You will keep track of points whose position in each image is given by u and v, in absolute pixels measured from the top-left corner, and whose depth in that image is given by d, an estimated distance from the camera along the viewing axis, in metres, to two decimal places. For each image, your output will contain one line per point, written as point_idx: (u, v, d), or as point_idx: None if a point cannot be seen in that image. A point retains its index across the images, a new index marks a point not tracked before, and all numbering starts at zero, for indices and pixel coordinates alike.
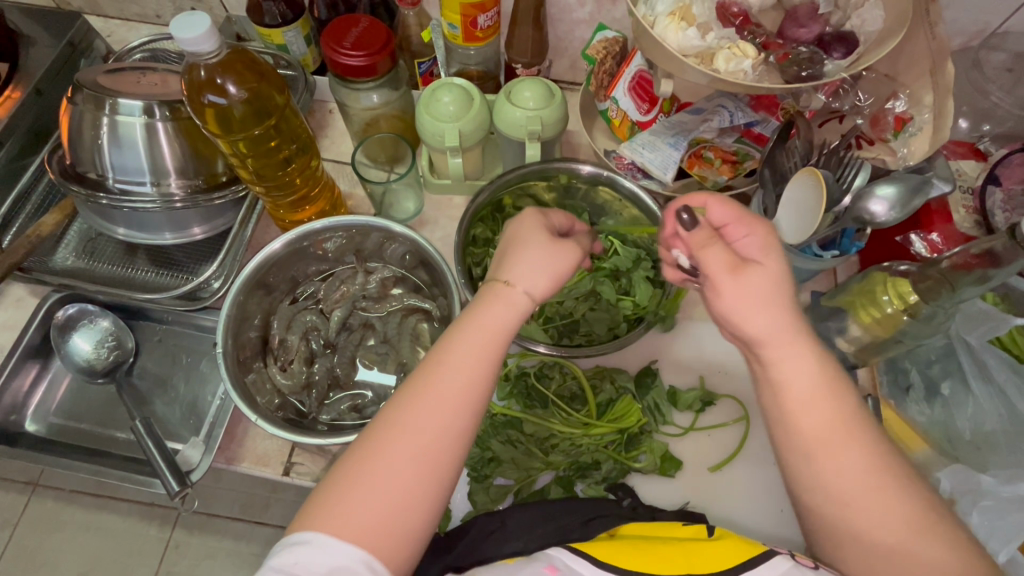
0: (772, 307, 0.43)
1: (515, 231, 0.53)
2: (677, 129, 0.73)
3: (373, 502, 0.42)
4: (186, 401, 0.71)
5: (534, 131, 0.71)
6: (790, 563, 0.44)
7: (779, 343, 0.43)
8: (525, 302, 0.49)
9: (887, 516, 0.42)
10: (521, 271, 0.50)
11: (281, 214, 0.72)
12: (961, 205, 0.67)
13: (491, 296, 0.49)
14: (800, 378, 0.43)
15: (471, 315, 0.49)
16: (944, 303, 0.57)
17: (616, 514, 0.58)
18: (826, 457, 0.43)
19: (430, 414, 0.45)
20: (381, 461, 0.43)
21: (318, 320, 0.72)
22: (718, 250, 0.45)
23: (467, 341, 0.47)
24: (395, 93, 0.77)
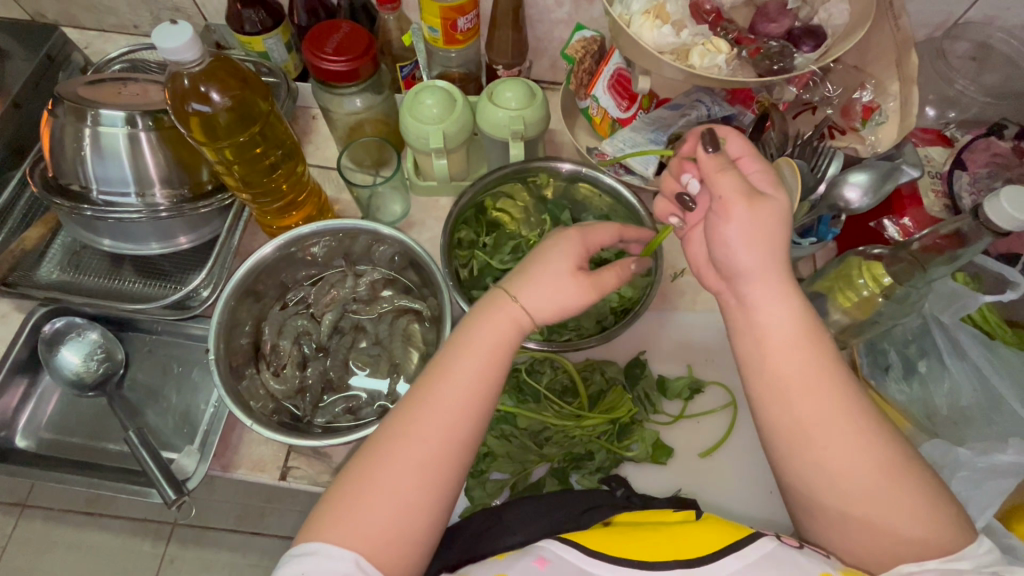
0: (769, 241, 0.47)
1: (544, 250, 0.54)
2: (657, 124, 0.75)
3: (383, 497, 0.45)
4: (179, 410, 0.70)
5: (517, 131, 0.73)
6: (775, 543, 0.46)
7: (766, 283, 0.47)
8: (525, 319, 0.51)
9: (860, 456, 0.45)
10: (532, 292, 0.51)
11: (269, 220, 0.72)
12: (930, 189, 0.70)
13: (497, 308, 0.51)
14: (782, 321, 0.47)
15: (479, 325, 0.51)
16: (917, 283, 0.59)
17: (610, 504, 0.59)
18: (802, 397, 0.46)
19: (437, 404, 0.48)
20: (388, 457, 0.47)
21: (309, 324, 0.72)
22: (733, 179, 0.47)
23: (472, 345, 0.50)
24: (378, 97, 0.78)
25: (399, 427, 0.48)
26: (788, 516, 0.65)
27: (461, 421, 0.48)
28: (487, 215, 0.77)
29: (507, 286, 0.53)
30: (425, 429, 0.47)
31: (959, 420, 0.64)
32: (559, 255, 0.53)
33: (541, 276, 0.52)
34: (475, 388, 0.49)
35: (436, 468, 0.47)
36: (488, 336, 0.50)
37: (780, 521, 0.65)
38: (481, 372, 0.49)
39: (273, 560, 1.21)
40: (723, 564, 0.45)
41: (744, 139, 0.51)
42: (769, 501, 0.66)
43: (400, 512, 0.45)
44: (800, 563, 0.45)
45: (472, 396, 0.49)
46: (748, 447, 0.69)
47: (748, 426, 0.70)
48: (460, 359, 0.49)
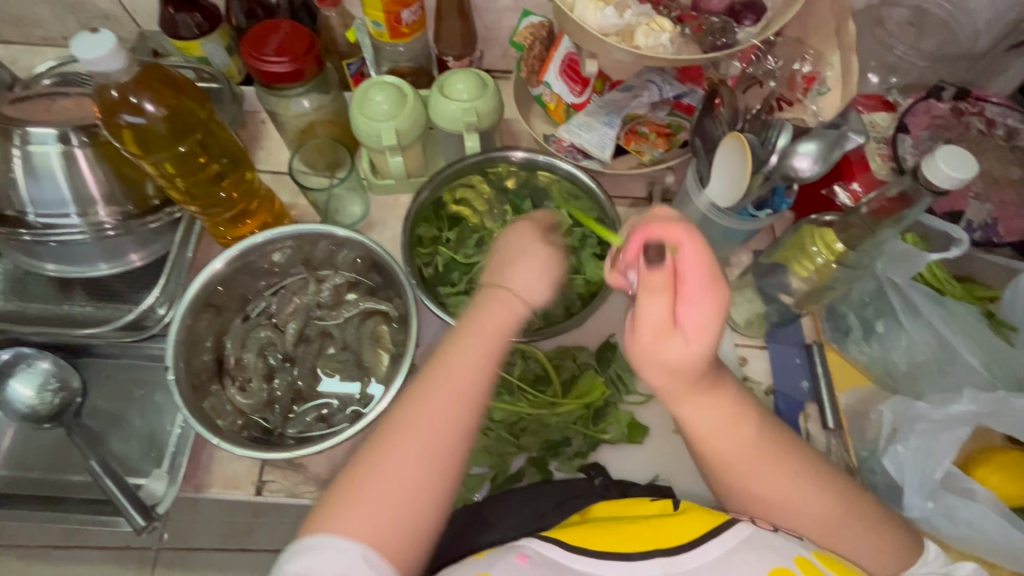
0: (683, 368, 0.46)
1: (511, 243, 0.55)
2: (610, 108, 0.75)
3: (390, 481, 0.45)
4: (144, 434, 0.68)
5: (471, 123, 0.72)
6: (751, 529, 0.48)
7: (683, 394, 0.49)
8: (519, 307, 0.53)
9: (802, 515, 0.50)
10: (516, 277, 0.53)
11: (222, 231, 0.70)
12: (876, 154, 0.71)
13: (488, 298, 0.53)
14: (698, 421, 0.50)
15: (473, 316, 0.52)
16: (868, 247, 0.60)
17: (590, 495, 0.61)
18: (740, 468, 0.51)
19: (443, 382, 0.48)
20: (395, 441, 0.46)
21: (273, 334, 0.70)
22: (645, 310, 0.45)
23: (473, 329, 0.51)
24: (326, 96, 0.77)
25: (405, 413, 0.47)
26: None
27: (464, 401, 0.48)
28: (449, 210, 0.76)
29: (488, 270, 0.55)
30: (432, 409, 0.47)
31: (917, 375, 0.66)
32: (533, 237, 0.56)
33: (528, 261, 0.54)
34: (477, 369, 0.49)
35: (444, 456, 0.46)
36: (482, 323, 0.51)
37: None
38: (484, 353, 0.50)
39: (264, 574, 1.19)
40: (702, 549, 0.46)
41: (709, 253, 0.45)
42: None
43: (409, 498, 0.45)
44: (776, 543, 0.47)
45: (477, 377, 0.49)
46: None
47: None
48: (462, 343, 0.50)
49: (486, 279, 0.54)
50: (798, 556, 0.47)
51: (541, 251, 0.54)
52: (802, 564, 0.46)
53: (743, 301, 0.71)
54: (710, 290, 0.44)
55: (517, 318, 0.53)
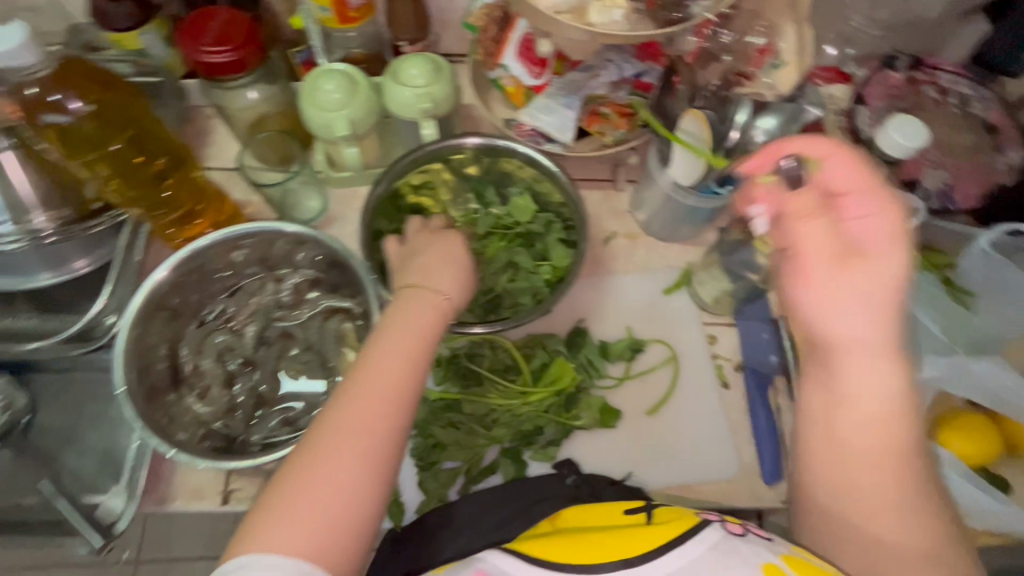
0: (875, 311, 0.46)
1: (425, 247, 0.58)
2: (570, 88, 0.74)
3: (318, 484, 0.43)
4: (99, 449, 0.65)
5: (427, 109, 0.70)
6: (717, 536, 0.47)
7: (879, 356, 0.46)
8: (443, 304, 0.53)
9: (908, 538, 0.45)
10: (434, 278, 0.55)
11: (173, 233, 0.67)
12: (836, 127, 0.71)
13: (410, 298, 0.53)
14: (867, 388, 0.47)
15: (397, 315, 0.51)
16: None
17: (556, 496, 0.59)
18: (852, 450, 0.48)
19: (370, 379, 0.47)
20: (324, 442, 0.44)
21: (230, 338, 0.68)
22: (835, 225, 0.48)
23: (396, 325, 0.50)
24: (274, 87, 0.73)
25: (333, 414, 0.46)
26: (733, 457, 0.68)
27: (394, 394, 0.47)
28: (408, 201, 0.73)
29: (402, 274, 0.56)
30: (357, 404, 0.45)
31: None
32: (446, 242, 0.59)
33: (442, 264, 0.56)
34: (404, 361, 0.49)
35: (380, 457, 0.45)
36: (407, 321, 0.51)
37: (726, 463, 0.67)
38: (411, 348, 0.49)
39: None
40: (662, 562, 0.46)
41: (904, 209, 0.47)
42: (716, 446, 0.68)
43: (344, 498, 0.43)
44: (742, 550, 0.46)
45: (406, 368, 0.48)
46: (693, 396, 0.70)
47: (692, 377, 0.71)
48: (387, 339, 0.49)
49: (404, 281, 0.55)
50: (765, 562, 0.46)
51: (457, 252, 0.57)
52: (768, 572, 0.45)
53: (709, 279, 0.73)
54: (897, 226, 0.47)
55: (443, 317, 0.53)
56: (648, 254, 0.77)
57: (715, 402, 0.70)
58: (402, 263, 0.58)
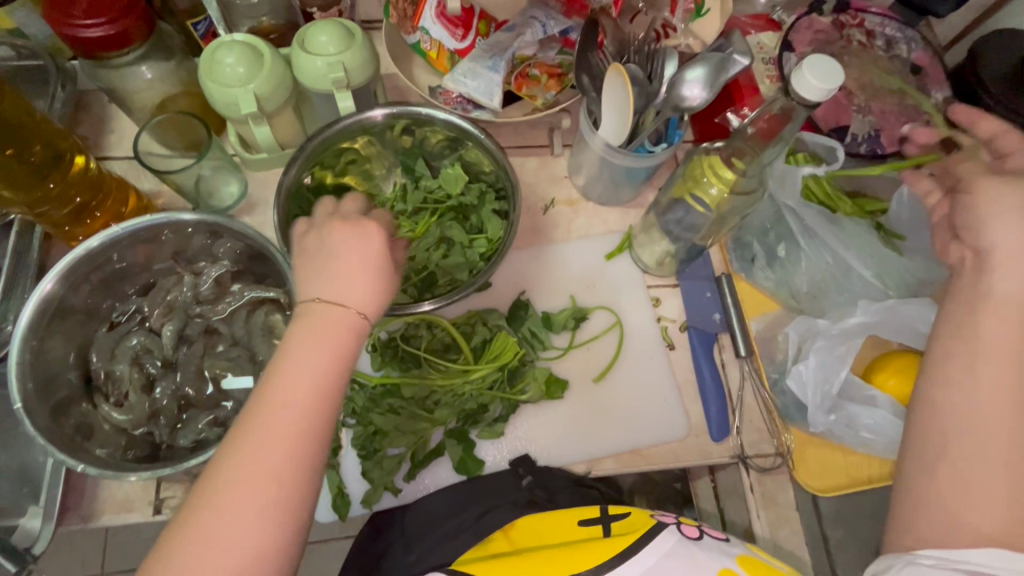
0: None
1: (331, 243, 0.50)
2: (495, 49, 0.70)
3: (208, 543, 0.41)
4: (13, 469, 0.60)
5: (338, 79, 0.65)
6: (673, 540, 0.51)
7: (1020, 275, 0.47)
8: (355, 320, 0.48)
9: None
10: (344, 288, 0.48)
11: (70, 230, 0.61)
12: (765, 75, 0.70)
13: (314, 316, 0.47)
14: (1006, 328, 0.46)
15: (300, 337, 0.47)
16: (753, 169, 0.61)
17: (512, 501, 0.62)
18: (979, 408, 0.45)
19: (269, 415, 0.44)
20: (217, 496, 0.42)
21: (146, 340, 0.63)
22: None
23: (298, 356, 0.46)
24: (170, 63, 0.68)
25: (228, 463, 0.43)
26: (681, 417, 0.67)
27: (297, 439, 0.44)
28: (332, 179, 0.69)
29: (308, 279, 0.50)
30: (256, 445, 0.43)
31: (817, 294, 0.68)
32: (359, 237, 0.50)
33: (354, 267, 0.49)
34: (308, 399, 0.45)
35: (286, 499, 0.43)
36: (311, 344, 0.46)
37: (676, 425, 0.67)
38: (314, 382, 0.45)
39: None
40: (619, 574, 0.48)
41: None
42: (665, 408, 0.68)
43: (237, 559, 0.41)
44: (697, 557, 0.49)
45: (309, 410, 0.45)
46: (640, 359, 0.70)
47: (638, 341, 0.70)
48: (289, 373, 0.45)
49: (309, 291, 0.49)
50: (721, 567, 0.48)
51: (371, 251, 0.50)
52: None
53: (649, 241, 0.72)
54: None
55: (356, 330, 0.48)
56: (588, 220, 0.75)
57: (661, 364, 0.70)
58: (307, 263, 0.51)
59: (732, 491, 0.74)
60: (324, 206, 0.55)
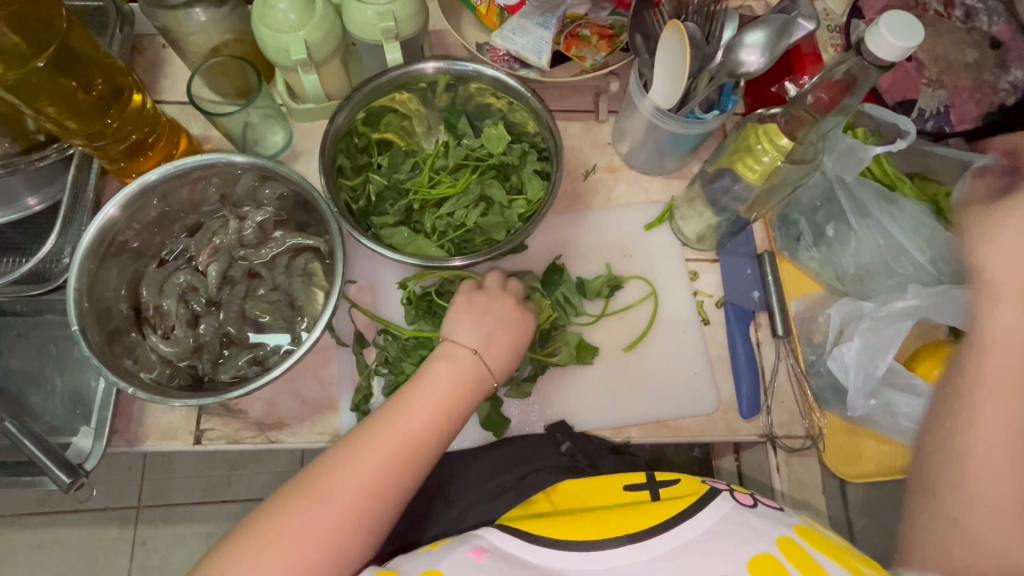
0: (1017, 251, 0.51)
1: (486, 301, 0.60)
2: (546, 7, 0.69)
3: (310, 530, 0.48)
4: (67, 392, 0.64)
5: (389, 29, 0.64)
6: (731, 504, 0.51)
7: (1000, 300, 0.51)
8: (484, 375, 0.57)
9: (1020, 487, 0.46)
10: (486, 344, 0.58)
11: (125, 167, 0.63)
12: (829, 44, 0.68)
13: (457, 360, 0.56)
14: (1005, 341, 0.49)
15: (439, 371, 0.56)
16: (810, 137, 0.57)
17: (551, 465, 0.63)
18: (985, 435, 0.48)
19: (397, 426, 0.53)
20: (332, 491, 0.49)
21: (192, 279, 0.65)
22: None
23: (429, 396, 0.54)
24: (223, 9, 0.68)
25: (354, 454, 0.51)
26: (712, 392, 0.67)
27: (413, 462, 0.52)
28: (376, 135, 0.70)
29: (456, 327, 0.58)
30: (381, 447, 0.51)
31: (865, 276, 0.65)
32: (506, 310, 0.60)
33: (500, 335, 0.58)
34: (429, 431, 0.53)
35: (385, 501, 0.50)
36: (449, 380, 0.55)
37: (706, 399, 0.66)
38: (435, 424, 0.54)
39: None
40: (679, 533, 0.49)
41: None
42: (696, 381, 0.67)
43: (331, 537, 0.48)
44: (755, 523, 0.49)
45: (429, 438, 0.53)
46: (673, 333, 0.69)
47: (674, 313, 0.69)
48: (421, 409, 0.54)
49: (460, 335, 0.58)
50: (781, 536, 0.48)
51: (516, 323, 0.59)
52: (785, 546, 0.47)
53: (692, 213, 0.70)
54: None
55: (478, 384, 0.57)
56: (630, 189, 0.74)
57: (694, 337, 0.69)
58: (465, 310, 0.59)
59: (758, 471, 0.74)
60: (487, 276, 0.63)
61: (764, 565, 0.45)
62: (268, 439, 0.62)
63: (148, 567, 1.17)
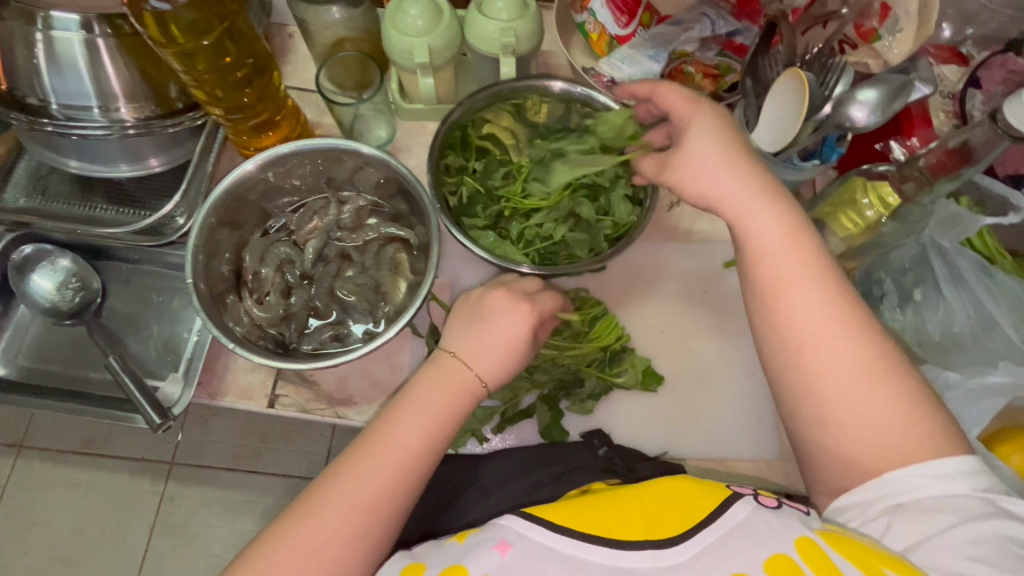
0: (726, 169, 0.52)
1: (473, 308, 0.59)
2: (656, 41, 0.71)
3: (307, 547, 0.47)
4: (160, 339, 0.68)
5: (508, 44, 0.67)
6: (748, 510, 0.46)
7: (745, 200, 0.51)
8: (474, 380, 0.55)
9: (845, 362, 0.46)
10: (476, 353, 0.56)
11: (245, 139, 0.68)
12: (941, 109, 0.68)
13: (442, 367, 0.55)
14: (768, 229, 0.50)
15: (426, 381, 0.55)
16: (920, 202, 0.62)
17: (590, 467, 0.61)
18: (804, 326, 0.48)
19: (384, 439, 0.52)
20: (323, 506, 0.49)
21: (291, 252, 0.69)
22: (726, 131, 0.53)
23: (417, 408, 0.53)
24: (357, 10, 0.73)
25: (342, 471, 0.50)
26: (771, 439, 0.66)
27: (401, 475, 0.51)
28: (477, 139, 0.72)
29: (458, 337, 0.58)
30: (364, 463, 0.50)
31: (951, 347, 0.63)
32: (506, 309, 0.58)
33: (491, 340, 0.56)
34: (418, 444, 0.52)
35: (375, 516, 0.49)
36: (438, 389, 0.54)
37: (764, 444, 0.66)
38: (427, 433, 0.52)
39: (271, 497, 1.23)
40: (696, 540, 0.44)
41: None
42: (758, 425, 0.67)
43: (326, 552, 0.47)
44: (773, 526, 0.44)
45: (415, 451, 0.52)
46: (738, 375, 0.69)
47: (742, 354, 0.69)
48: (414, 412, 0.53)
49: (449, 344, 0.57)
50: (799, 536, 0.43)
51: (508, 326, 0.57)
52: (803, 547, 0.43)
53: None
54: None
55: (470, 394, 0.55)
56: (713, 224, 0.74)
57: (761, 381, 0.68)
58: (459, 321, 0.59)
59: None
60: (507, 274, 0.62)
61: (778, 568, 0.42)
62: (338, 413, 0.65)
63: (171, 522, 1.21)
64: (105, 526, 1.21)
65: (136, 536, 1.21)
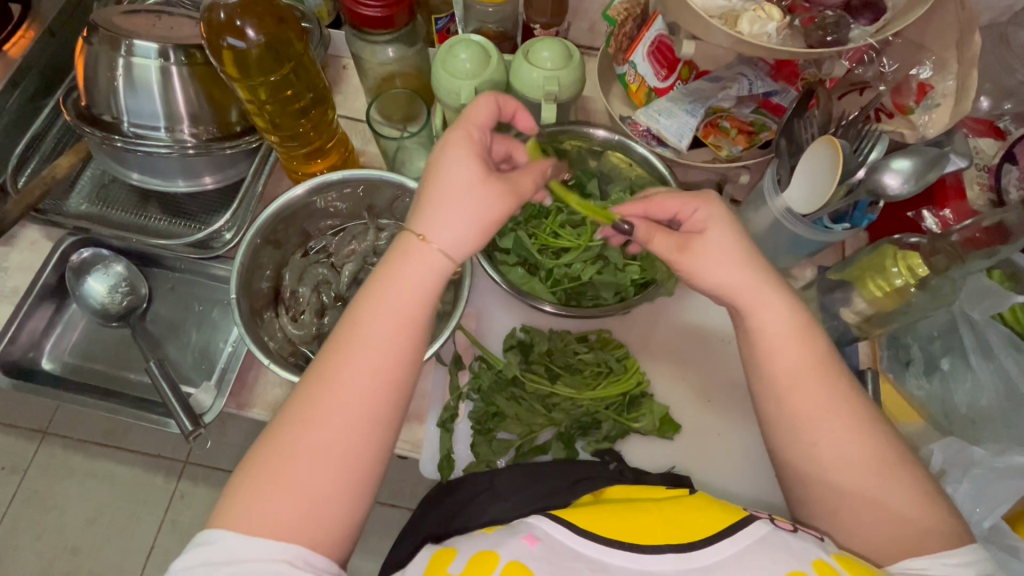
0: (731, 265, 0.51)
1: (434, 173, 0.49)
2: (695, 96, 0.73)
3: (295, 493, 0.43)
4: (198, 347, 0.72)
5: (551, 92, 0.70)
6: (768, 527, 0.45)
7: (754, 294, 0.50)
8: (441, 257, 0.47)
9: (853, 450, 0.48)
10: (437, 223, 0.47)
11: (295, 165, 0.71)
12: (976, 182, 0.68)
13: (405, 252, 0.47)
14: (775, 323, 0.50)
15: (388, 271, 0.47)
16: (953, 275, 0.61)
17: (601, 475, 0.61)
18: (812, 417, 0.49)
19: (352, 349, 0.46)
20: (297, 451, 0.44)
21: (329, 273, 0.73)
22: (733, 227, 0.52)
23: (386, 311, 0.46)
24: (411, 50, 0.76)
25: (316, 402, 0.45)
26: None
27: (375, 394, 0.45)
28: None
29: (413, 216, 0.49)
30: (337, 392, 0.45)
31: (978, 419, 0.62)
32: (458, 161, 0.48)
33: (459, 211, 0.47)
34: (388, 357, 0.46)
35: (366, 443, 0.45)
36: (400, 283, 0.47)
37: (780, 503, 0.65)
38: (397, 340, 0.46)
39: None
40: (713, 551, 0.44)
41: None
42: (774, 484, 0.66)
43: (311, 500, 0.43)
44: (790, 544, 0.44)
45: (388, 365, 0.46)
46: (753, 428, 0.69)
47: None
48: (375, 327, 0.46)
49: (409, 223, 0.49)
50: (815, 559, 0.43)
51: (481, 189, 0.48)
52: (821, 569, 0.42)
53: None
54: None
55: (438, 272, 0.47)
56: None
57: None
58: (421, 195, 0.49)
59: None
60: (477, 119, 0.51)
61: None
62: None
63: (179, 521, 1.24)
64: (116, 518, 1.23)
65: (144, 532, 1.23)
